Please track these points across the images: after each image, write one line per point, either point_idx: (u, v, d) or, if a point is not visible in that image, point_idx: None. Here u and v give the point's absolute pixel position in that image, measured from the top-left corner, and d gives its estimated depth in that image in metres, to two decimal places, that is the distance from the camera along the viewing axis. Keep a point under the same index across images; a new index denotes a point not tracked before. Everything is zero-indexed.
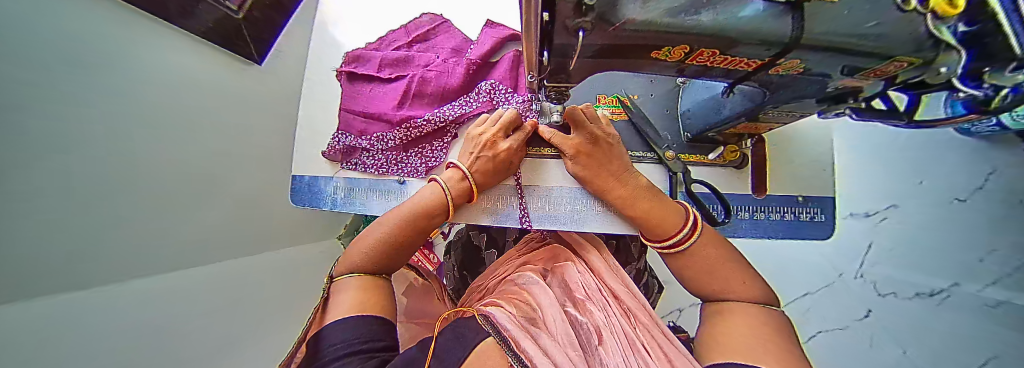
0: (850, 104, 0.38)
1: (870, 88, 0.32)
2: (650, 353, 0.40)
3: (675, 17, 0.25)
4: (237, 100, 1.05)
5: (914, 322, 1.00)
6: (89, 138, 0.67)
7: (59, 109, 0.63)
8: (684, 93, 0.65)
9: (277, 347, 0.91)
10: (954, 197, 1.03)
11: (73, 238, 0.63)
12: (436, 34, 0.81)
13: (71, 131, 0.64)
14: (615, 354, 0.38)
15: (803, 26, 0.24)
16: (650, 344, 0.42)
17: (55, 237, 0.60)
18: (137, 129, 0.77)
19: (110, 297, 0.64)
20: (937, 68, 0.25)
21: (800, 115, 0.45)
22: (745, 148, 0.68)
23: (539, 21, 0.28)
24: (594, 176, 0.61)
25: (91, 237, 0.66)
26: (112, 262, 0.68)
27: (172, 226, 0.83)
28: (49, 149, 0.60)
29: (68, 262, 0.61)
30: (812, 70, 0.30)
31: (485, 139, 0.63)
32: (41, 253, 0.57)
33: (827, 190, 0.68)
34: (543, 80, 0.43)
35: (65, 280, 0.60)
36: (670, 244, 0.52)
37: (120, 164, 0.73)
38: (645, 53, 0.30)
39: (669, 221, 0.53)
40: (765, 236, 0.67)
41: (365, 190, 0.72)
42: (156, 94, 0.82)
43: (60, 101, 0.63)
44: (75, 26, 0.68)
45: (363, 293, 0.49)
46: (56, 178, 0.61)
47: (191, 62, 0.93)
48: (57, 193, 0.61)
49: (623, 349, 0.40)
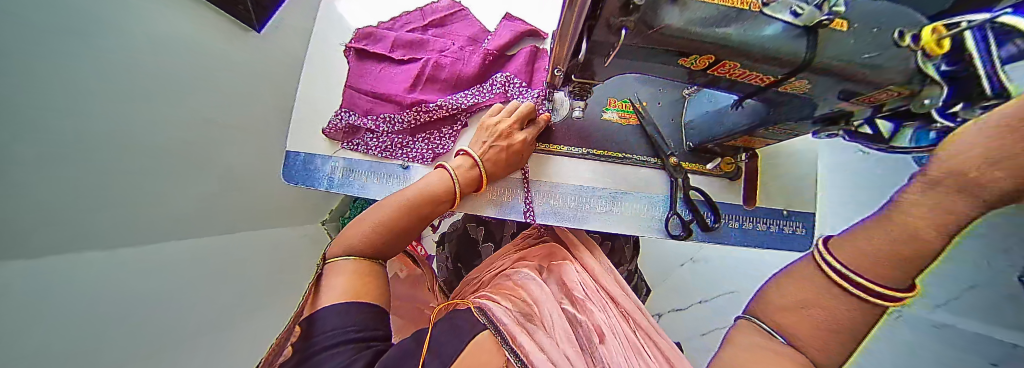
0: (842, 127, 0.42)
1: (861, 112, 0.35)
2: (650, 354, 0.42)
3: (706, 27, 0.27)
4: (231, 70, 0.99)
5: None
6: (66, 102, 0.62)
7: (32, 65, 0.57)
8: (690, 104, 0.69)
9: (244, 338, 0.86)
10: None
11: (45, 215, 0.59)
12: (451, 21, 0.80)
13: (42, 90, 0.59)
14: (617, 353, 0.40)
15: (816, 48, 0.27)
16: (649, 348, 0.44)
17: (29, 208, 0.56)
18: (119, 92, 0.72)
19: (85, 276, 0.62)
20: (922, 99, 0.28)
21: (796, 134, 0.50)
22: (740, 161, 0.72)
23: (583, 17, 0.29)
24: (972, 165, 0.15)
25: (66, 210, 0.62)
26: (65, 243, 0.61)
27: (155, 203, 0.78)
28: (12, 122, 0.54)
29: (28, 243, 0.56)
30: (813, 93, 0.34)
31: (502, 129, 0.64)
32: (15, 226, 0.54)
33: (809, 206, 0.73)
34: (569, 75, 0.43)
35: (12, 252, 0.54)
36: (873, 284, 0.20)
37: (103, 130, 0.69)
38: (671, 59, 0.32)
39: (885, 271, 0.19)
40: (750, 244, 0.72)
41: (365, 173, 0.71)
42: (145, 61, 0.77)
43: (42, 59, 0.59)
44: None
45: (355, 279, 0.47)
46: (29, 142, 0.57)
47: (179, 21, 0.86)
48: (17, 170, 0.55)
49: (624, 349, 0.41)
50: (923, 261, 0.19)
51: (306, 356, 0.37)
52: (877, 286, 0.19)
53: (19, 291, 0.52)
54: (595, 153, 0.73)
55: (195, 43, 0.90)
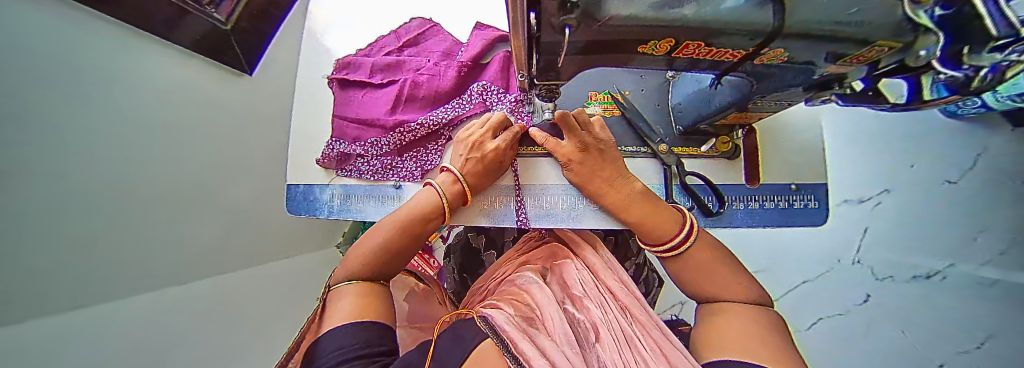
0: (834, 92, 0.40)
1: (856, 73, 0.33)
2: (645, 346, 0.41)
3: (660, 11, 0.26)
4: (234, 115, 1.05)
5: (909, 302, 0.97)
6: (82, 161, 0.67)
7: (56, 138, 0.62)
8: (675, 86, 0.66)
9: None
10: (944, 179, 0.97)
11: (67, 276, 0.62)
12: (425, 38, 0.81)
13: (65, 149, 0.63)
14: (611, 351, 0.38)
15: (784, 16, 0.25)
16: (644, 339, 0.42)
17: (51, 275, 0.59)
18: (129, 150, 0.76)
19: (112, 319, 0.65)
20: (917, 51, 0.25)
21: (789, 104, 0.47)
22: (737, 139, 0.68)
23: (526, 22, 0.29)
24: (586, 182, 0.62)
25: (82, 263, 0.64)
26: (88, 289, 0.64)
27: (166, 230, 0.83)
28: (34, 185, 0.58)
29: (55, 295, 0.59)
30: (796, 58, 0.32)
31: (474, 139, 0.63)
32: (42, 294, 0.57)
33: (819, 177, 0.69)
34: (533, 79, 0.45)
35: (44, 305, 0.57)
36: (668, 248, 0.52)
37: (116, 189, 0.73)
38: (633, 47, 0.32)
39: (664, 226, 0.53)
40: (759, 225, 0.69)
41: (361, 197, 0.72)
42: (149, 116, 0.81)
43: (58, 124, 0.63)
44: (56, 38, 0.65)
45: (361, 298, 0.48)
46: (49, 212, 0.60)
47: (176, 74, 0.90)
48: (38, 231, 0.58)
49: (619, 343, 0.40)
50: (665, 232, 0.52)
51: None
52: (658, 249, 0.53)
53: (53, 340, 0.55)
54: None
55: (193, 92, 0.94)
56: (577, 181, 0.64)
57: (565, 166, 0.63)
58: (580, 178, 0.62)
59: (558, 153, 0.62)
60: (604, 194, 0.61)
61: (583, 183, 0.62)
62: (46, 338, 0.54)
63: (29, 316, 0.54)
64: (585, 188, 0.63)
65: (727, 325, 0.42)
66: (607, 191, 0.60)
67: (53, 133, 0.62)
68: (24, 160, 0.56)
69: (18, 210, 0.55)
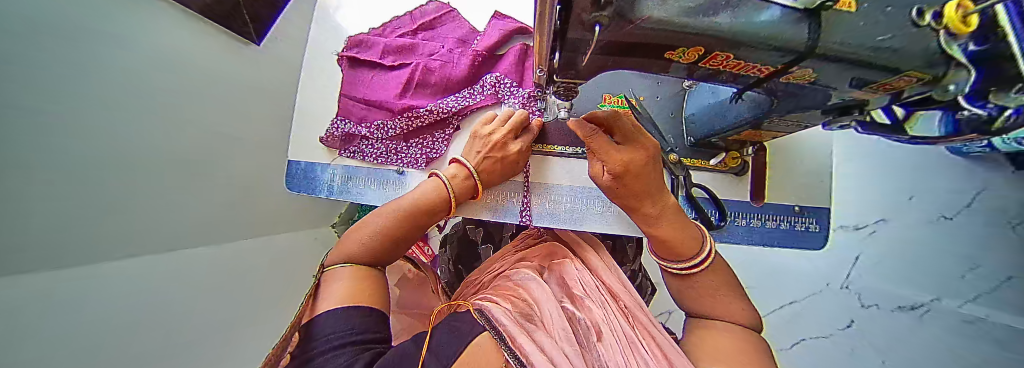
0: (856, 117, 0.40)
1: (877, 102, 0.33)
2: (648, 350, 0.41)
3: (692, 18, 0.25)
4: (241, 85, 1.04)
5: (891, 336, 1.03)
6: (81, 116, 0.65)
7: (54, 106, 0.61)
8: (690, 98, 0.65)
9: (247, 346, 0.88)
10: (940, 214, 1.02)
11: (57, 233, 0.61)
12: (441, 23, 0.80)
13: (59, 104, 0.62)
14: (615, 352, 0.39)
15: (819, 33, 0.24)
16: (647, 343, 0.42)
17: (51, 246, 0.59)
18: (131, 121, 0.74)
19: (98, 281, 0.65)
20: (946, 85, 0.26)
21: (806, 126, 0.47)
22: (746, 155, 0.68)
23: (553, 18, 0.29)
24: (635, 196, 0.54)
25: (77, 219, 0.64)
26: (78, 248, 0.64)
27: (164, 195, 0.82)
28: (27, 136, 0.56)
29: (45, 251, 0.59)
30: (820, 81, 0.31)
31: (496, 139, 0.62)
32: (41, 264, 0.58)
33: (823, 201, 0.70)
34: (553, 75, 0.44)
35: (35, 258, 0.57)
36: (691, 266, 0.51)
37: (115, 159, 0.71)
38: (660, 53, 0.32)
39: (687, 245, 0.52)
40: (758, 243, 0.69)
41: (363, 179, 0.72)
42: (159, 87, 0.81)
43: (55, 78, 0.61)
44: None
45: (353, 282, 0.48)
46: (45, 182, 0.59)
47: (187, 39, 0.89)
48: (32, 185, 0.57)
49: (619, 345, 0.40)
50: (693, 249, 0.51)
51: (307, 357, 0.37)
52: (673, 262, 0.53)
53: (33, 298, 0.54)
54: None
55: (199, 63, 0.92)
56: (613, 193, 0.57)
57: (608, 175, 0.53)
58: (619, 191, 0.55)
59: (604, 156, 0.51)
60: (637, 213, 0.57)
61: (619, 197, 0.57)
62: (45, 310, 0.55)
63: (15, 270, 0.54)
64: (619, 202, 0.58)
65: (716, 338, 0.44)
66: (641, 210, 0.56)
67: (49, 87, 0.60)
68: (15, 111, 0.54)
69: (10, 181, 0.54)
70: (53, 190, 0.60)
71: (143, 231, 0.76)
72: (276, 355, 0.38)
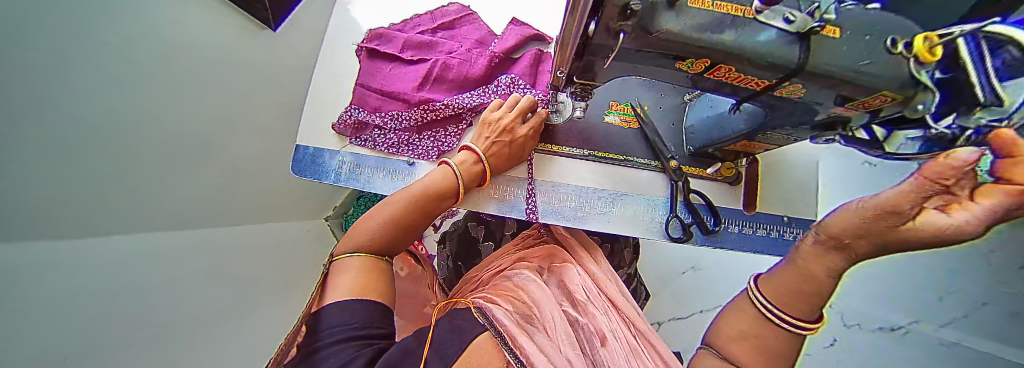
0: (840, 132, 0.46)
1: (857, 119, 0.39)
2: (648, 359, 0.44)
3: (702, 33, 0.31)
4: (249, 69, 1.05)
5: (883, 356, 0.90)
6: (104, 87, 0.66)
7: (79, 74, 0.62)
8: (692, 108, 0.70)
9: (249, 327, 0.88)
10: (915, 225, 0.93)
11: (64, 201, 0.61)
12: (459, 24, 0.83)
13: (86, 74, 0.63)
14: (618, 357, 0.41)
15: (808, 55, 0.31)
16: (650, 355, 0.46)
17: (65, 212, 0.61)
18: (150, 105, 0.76)
19: (106, 251, 0.65)
20: (914, 106, 0.33)
21: (795, 139, 0.52)
22: (740, 166, 0.73)
23: (585, 19, 0.32)
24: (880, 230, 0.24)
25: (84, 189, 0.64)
26: (83, 217, 0.64)
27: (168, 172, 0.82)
28: (48, 103, 0.57)
29: (54, 218, 0.59)
30: (808, 95, 0.37)
31: (504, 123, 0.66)
32: (54, 230, 0.58)
33: (810, 214, 0.74)
34: (571, 77, 0.47)
35: (47, 225, 0.57)
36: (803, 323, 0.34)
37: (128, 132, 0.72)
38: (671, 62, 0.36)
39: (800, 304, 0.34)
40: (748, 250, 0.72)
41: (372, 168, 0.73)
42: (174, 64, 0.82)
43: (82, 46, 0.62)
44: None
45: (362, 274, 0.48)
46: (61, 154, 0.60)
47: (205, 21, 0.90)
48: (46, 151, 0.57)
49: (622, 353, 0.43)
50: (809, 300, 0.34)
51: (311, 350, 0.38)
52: (797, 320, 0.34)
53: (50, 262, 0.55)
54: (596, 155, 0.74)
55: (215, 45, 0.93)
56: (883, 235, 0.25)
57: (949, 236, 0.20)
58: (911, 246, 0.24)
59: (939, 212, 0.19)
60: (830, 253, 0.31)
61: (884, 247, 0.26)
62: (67, 267, 0.57)
63: (28, 234, 0.54)
64: (868, 248, 0.27)
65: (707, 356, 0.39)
66: (852, 260, 0.29)
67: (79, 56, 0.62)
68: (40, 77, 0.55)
69: (34, 159, 0.55)
70: (69, 164, 0.62)
71: (151, 209, 0.78)
72: (288, 341, 0.40)
